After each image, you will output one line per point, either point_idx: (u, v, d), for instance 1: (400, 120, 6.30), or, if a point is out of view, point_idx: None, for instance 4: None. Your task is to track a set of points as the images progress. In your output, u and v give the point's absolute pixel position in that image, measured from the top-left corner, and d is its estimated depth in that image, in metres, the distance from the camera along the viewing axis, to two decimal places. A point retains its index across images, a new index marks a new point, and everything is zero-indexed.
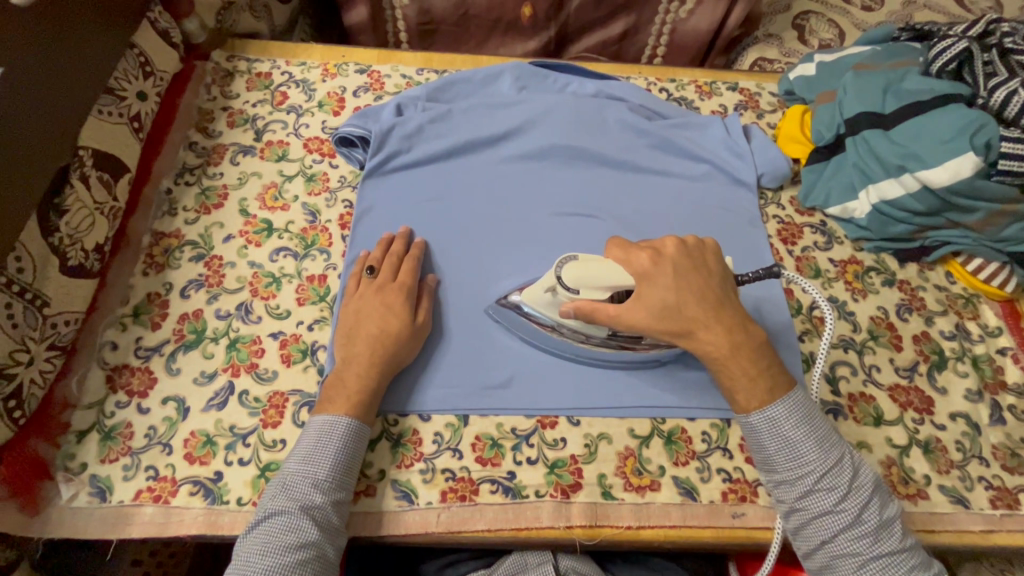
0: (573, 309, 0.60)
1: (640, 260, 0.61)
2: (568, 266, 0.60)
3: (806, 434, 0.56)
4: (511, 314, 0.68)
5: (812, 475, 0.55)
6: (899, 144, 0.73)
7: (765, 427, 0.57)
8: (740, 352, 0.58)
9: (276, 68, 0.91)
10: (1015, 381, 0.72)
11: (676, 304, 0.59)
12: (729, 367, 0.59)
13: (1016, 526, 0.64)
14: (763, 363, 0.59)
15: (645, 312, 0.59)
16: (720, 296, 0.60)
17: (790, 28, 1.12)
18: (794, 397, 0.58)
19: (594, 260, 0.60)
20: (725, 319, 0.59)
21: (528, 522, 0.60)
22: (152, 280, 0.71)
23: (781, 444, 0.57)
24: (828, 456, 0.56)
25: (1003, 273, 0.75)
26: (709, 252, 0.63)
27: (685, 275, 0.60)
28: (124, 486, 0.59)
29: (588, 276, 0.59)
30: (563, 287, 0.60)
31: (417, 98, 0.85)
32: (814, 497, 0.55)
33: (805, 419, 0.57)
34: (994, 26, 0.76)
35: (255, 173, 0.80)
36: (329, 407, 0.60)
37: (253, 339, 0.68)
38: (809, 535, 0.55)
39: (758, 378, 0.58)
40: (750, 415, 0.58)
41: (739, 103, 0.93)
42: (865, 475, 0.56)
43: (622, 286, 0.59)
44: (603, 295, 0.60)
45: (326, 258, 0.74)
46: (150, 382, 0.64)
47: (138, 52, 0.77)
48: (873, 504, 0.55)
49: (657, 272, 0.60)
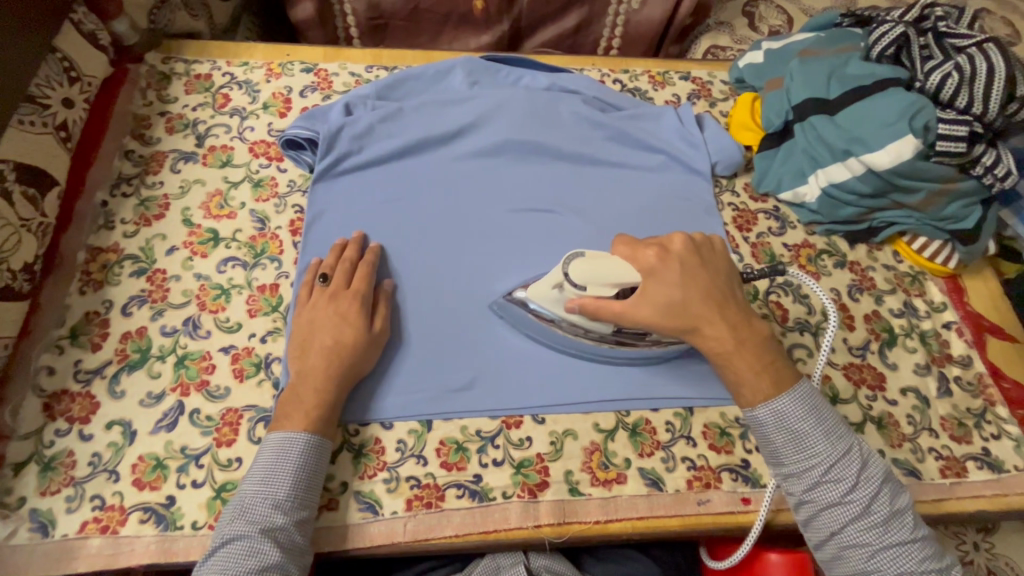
0: (579, 306, 0.60)
1: (646, 257, 0.61)
2: (576, 263, 0.61)
3: (813, 426, 0.57)
4: (515, 310, 0.67)
5: (821, 466, 0.56)
6: (844, 128, 0.75)
7: (772, 419, 0.58)
8: (743, 347, 0.60)
9: (216, 69, 0.87)
10: (959, 354, 0.75)
11: (682, 300, 0.60)
12: (734, 362, 0.60)
13: (964, 493, 0.66)
14: (768, 358, 0.60)
15: (651, 307, 0.60)
16: (723, 294, 0.62)
17: (740, 15, 1.14)
18: (801, 388, 0.59)
19: (601, 257, 0.61)
20: (729, 316, 0.61)
21: (496, 525, 0.59)
22: (90, 298, 0.67)
23: (787, 437, 0.57)
24: (836, 446, 0.56)
25: (945, 250, 0.78)
26: (718, 253, 0.65)
27: (690, 271, 0.61)
28: (67, 518, 0.56)
29: (594, 273, 0.60)
30: (571, 284, 0.61)
31: (366, 96, 0.82)
32: (822, 489, 0.56)
33: (811, 410, 0.58)
34: (929, 10, 0.78)
35: (197, 180, 0.77)
36: (287, 423, 0.57)
37: (203, 355, 0.65)
38: (819, 527, 0.56)
39: (762, 372, 0.59)
40: (757, 408, 0.59)
41: (692, 92, 0.94)
42: (875, 466, 0.57)
43: (627, 283, 0.60)
44: (609, 291, 0.60)
45: (278, 266, 0.71)
46: (92, 407, 0.61)
47: (61, 56, 0.73)
48: (883, 495, 0.55)
49: (664, 269, 0.61)
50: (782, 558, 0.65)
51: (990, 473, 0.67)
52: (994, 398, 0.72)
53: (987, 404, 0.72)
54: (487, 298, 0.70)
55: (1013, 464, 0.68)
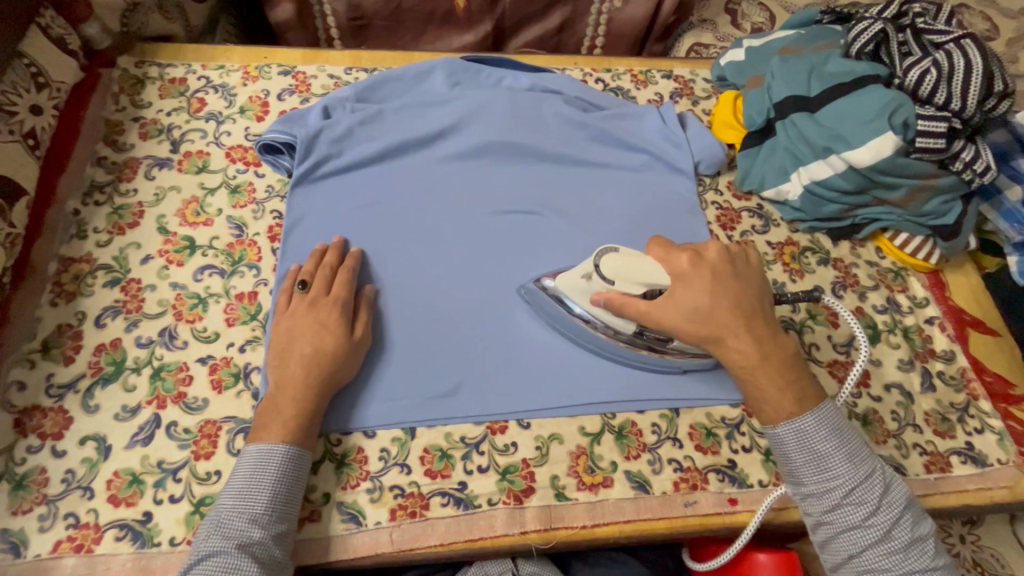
0: (605, 299, 0.62)
1: (678, 261, 0.62)
2: (609, 256, 0.62)
3: (836, 449, 0.57)
4: (551, 309, 0.67)
5: (841, 489, 0.56)
6: (824, 126, 0.75)
7: (793, 439, 0.58)
8: (769, 361, 0.59)
9: (192, 73, 0.85)
10: (943, 349, 0.75)
11: (709, 308, 0.59)
12: (754, 376, 0.59)
13: (949, 488, 0.67)
14: (792, 374, 0.59)
15: (677, 312, 0.60)
16: (753, 305, 0.61)
17: (723, 12, 1.14)
18: (824, 409, 0.58)
19: (634, 254, 0.62)
20: (756, 328, 0.60)
21: (481, 532, 0.59)
22: (62, 310, 0.66)
23: (808, 457, 0.57)
24: (859, 470, 0.56)
25: (926, 246, 0.78)
26: (752, 266, 0.65)
27: (722, 280, 0.61)
28: (40, 538, 0.54)
29: (624, 269, 0.61)
30: (600, 276, 0.62)
31: (345, 99, 0.81)
32: (842, 511, 0.56)
33: (834, 433, 0.57)
34: (907, 7, 0.78)
35: (173, 187, 0.75)
36: (265, 434, 0.56)
37: (180, 366, 0.63)
38: (837, 549, 0.56)
39: (786, 389, 0.59)
40: (778, 426, 0.58)
41: (674, 91, 0.93)
42: (897, 491, 0.56)
43: (657, 282, 0.61)
44: (638, 289, 0.61)
45: (256, 274, 0.70)
46: (64, 422, 0.60)
47: (28, 62, 0.71)
48: (904, 519, 0.55)
49: (694, 274, 0.61)
50: (770, 558, 0.65)
51: (974, 467, 0.68)
52: (977, 392, 0.73)
53: (970, 398, 0.72)
54: (469, 303, 0.69)
55: (997, 458, 0.69)
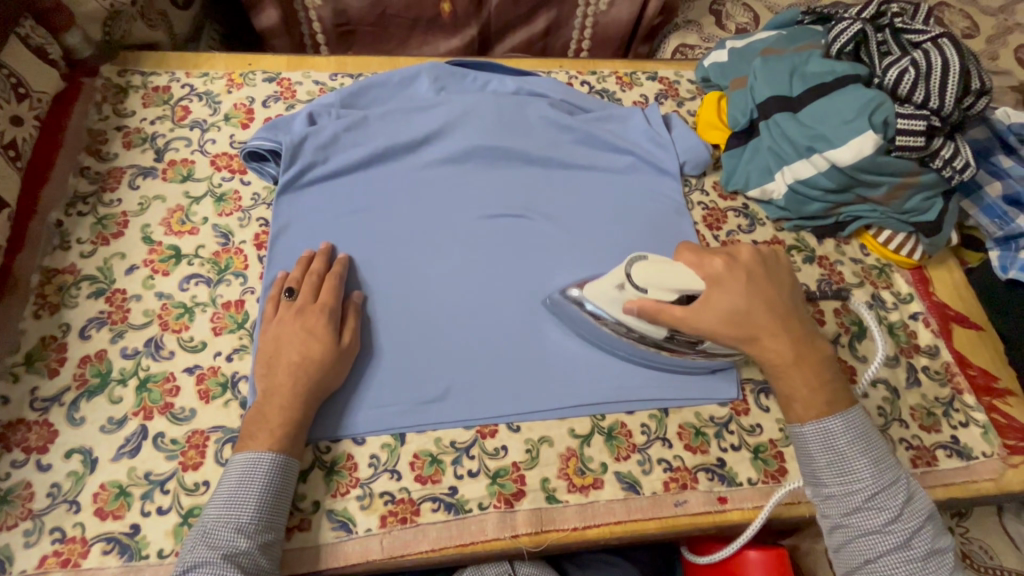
0: (637, 307, 0.62)
1: (712, 264, 0.62)
2: (638, 265, 0.62)
3: (861, 453, 0.57)
4: (570, 310, 0.67)
5: (863, 492, 0.56)
6: (807, 126, 0.75)
7: (818, 438, 0.58)
8: (804, 361, 0.60)
9: (175, 81, 0.85)
10: (927, 344, 0.76)
11: (746, 310, 0.60)
12: (791, 376, 0.60)
13: (934, 482, 0.67)
14: (826, 374, 0.60)
15: (713, 315, 0.60)
16: (787, 308, 0.62)
17: (708, 13, 1.15)
18: (853, 414, 0.58)
19: (665, 262, 0.62)
20: (792, 329, 0.61)
21: (472, 537, 0.59)
22: (46, 322, 0.65)
23: (832, 459, 0.57)
24: (883, 476, 0.56)
25: (909, 242, 0.79)
26: (783, 266, 0.65)
27: (756, 281, 0.62)
28: (25, 553, 0.54)
29: (657, 277, 0.61)
30: (632, 285, 0.62)
31: (330, 105, 0.81)
32: (862, 514, 0.56)
33: (861, 437, 0.57)
34: (885, 7, 0.79)
35: (157, 196, 0.75)
36: (252, 443, 0.56)
37: (166, 377, 0.63)
38: (854, 553, 0.56)
39: (820, 388, 0.59)
40: (805, 425, 0.59)
41: (660, 92, 0.94)
42: (920, 501, 0.56)
43: (690, 289, 0.61)
44: (671, 296, 0.61)
45: (242, 282, 0.70)
46: (50, 436, 0.59)
47: (8, 73, 0.70)
48: (925, 530, 0.55)
49: (729, 277, 0.61)
50: (761, 555, 0.66)
51: (959, 460, 0.69)
52: (961, 386, 0.73)
53: (954, 392, 0.73)
54: (458, 308, 0.69)
55: (981, 451, 0.70)
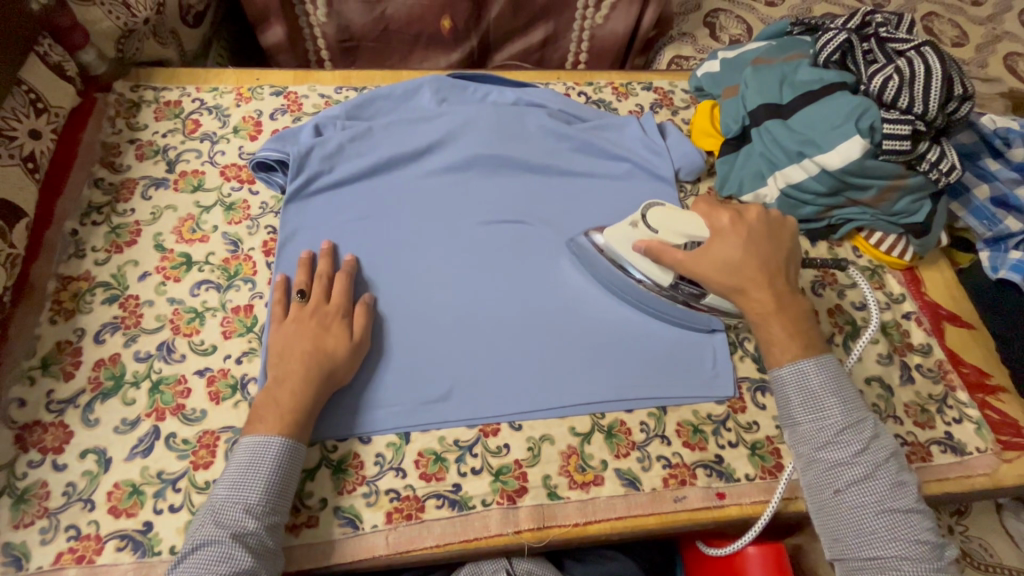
0: (645, 247, 0.68)
1: (720, 218, 0.67)
2: (654, 210, 0.70)
3: (832, 394, 0.59)
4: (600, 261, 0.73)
5: (833, 428, 0.58)
6: (797, 131, 0.78)
7: (793, 380, 0.60)
8: (785, 311, 0.63)
9: (186, 96, 0.88)
10: (920, 342, 0.78)
11: (739, 261, 0.64)
12: (770, 323, 0.62)
13: (929, 476, 0.68)
14: (804, 326, 0.63)
15: (711, 264, 0.65)
16: (780, 266, 0.65)
17: (702, 26, 1.18)
18: (828, 361, 0.61)
19: (678, 211, 0.69)
20: (777, 287, 0.64)
21: (476, 533, 0.60)
22: (61, 327, 0.67)
23: (805, 397, 0.60)
24: (851, 414, 0.58)
25: (901, 244, 0.81)
26: (788, 230, 0.68)
27: (755, 238, 0.65)
28: (41, 551, 0.55)
29: (668, 222, 0.68)
30: (645, 225, 0.69)
31: (336, 117, 0.84)
32: (831, 449, 0.58)
33: (832, 378, 0.60)
34: (869, 17, 0.82)
35: (169, 206, 0.77)
36: (260, 427, 0.58)
37: (178, 379, 0.65)
38: (824, 485, 0.57)
39: (796, 335, 0.62)
40: (781, 368, 0.61)
41: (654, 102, 0.97)
42: (886, 440, 0.58)
43: (697, 236, 0.67)
44: (678, 240, 0.67)
45: (251, 288, 0.72)
46: (65, 436, 0.61)
47: (27, 89, 0.73)
48: (890, 465, 0.57)
49: (731, 230, 0.66)
50: (759, 550, 0.67)
51: (954, 456, 0.70)
52: (954, 382, 0.75)
53: (948, 389, 0.74)
54: (459, 310, 0.71)
55: (975, 446, 0.71)
